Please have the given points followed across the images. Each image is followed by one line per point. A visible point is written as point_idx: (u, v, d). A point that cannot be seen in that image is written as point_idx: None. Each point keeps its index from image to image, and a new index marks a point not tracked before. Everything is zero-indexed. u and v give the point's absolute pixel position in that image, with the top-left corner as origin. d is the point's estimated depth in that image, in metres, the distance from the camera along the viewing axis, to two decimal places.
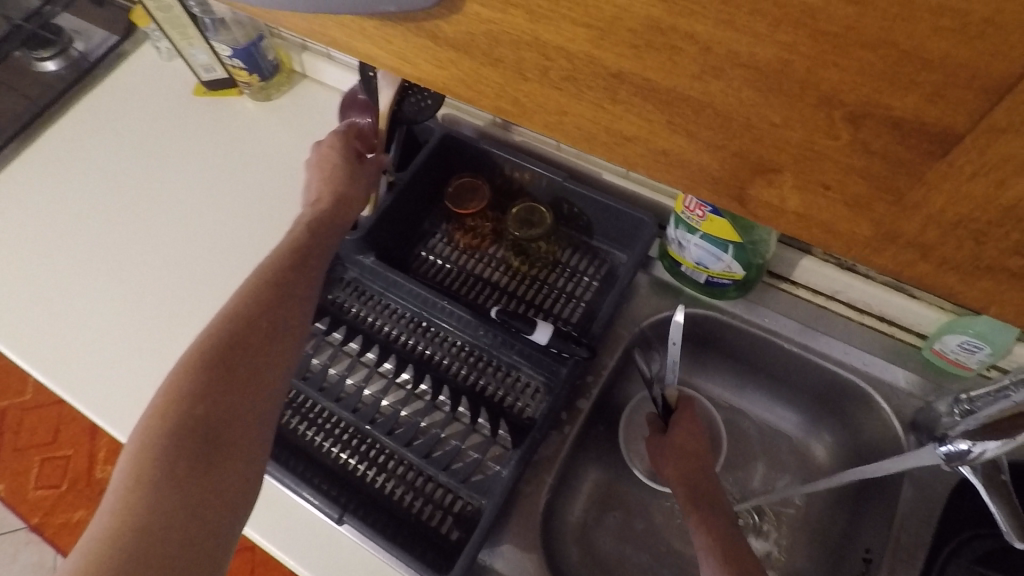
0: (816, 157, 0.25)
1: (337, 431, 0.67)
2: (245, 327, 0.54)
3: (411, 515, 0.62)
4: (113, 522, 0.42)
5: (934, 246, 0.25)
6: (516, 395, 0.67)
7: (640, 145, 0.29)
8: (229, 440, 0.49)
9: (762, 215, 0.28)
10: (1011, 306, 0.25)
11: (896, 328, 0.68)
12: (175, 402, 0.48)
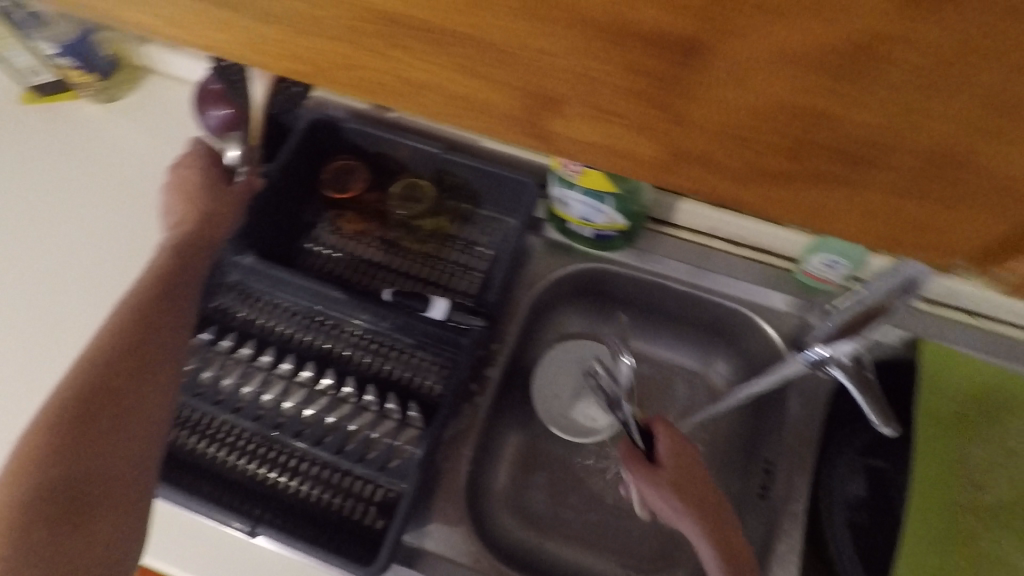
0: (598, 84, 0.23)
1: (242, 443, 0.64)
2: (104, 371, 0.52)
3: (331, 514, 0.60)
4: None
5: (738, 165, 0.24)
6: (422, 374, 0.66)
7: (430, 94, 0.25)
8: (100, 493, 0.49)
9: (567, 155, 0.25)
10: (828, 216, 0.24)
11: (769, 256, 0.73)
12: (34, 461, 0.47)
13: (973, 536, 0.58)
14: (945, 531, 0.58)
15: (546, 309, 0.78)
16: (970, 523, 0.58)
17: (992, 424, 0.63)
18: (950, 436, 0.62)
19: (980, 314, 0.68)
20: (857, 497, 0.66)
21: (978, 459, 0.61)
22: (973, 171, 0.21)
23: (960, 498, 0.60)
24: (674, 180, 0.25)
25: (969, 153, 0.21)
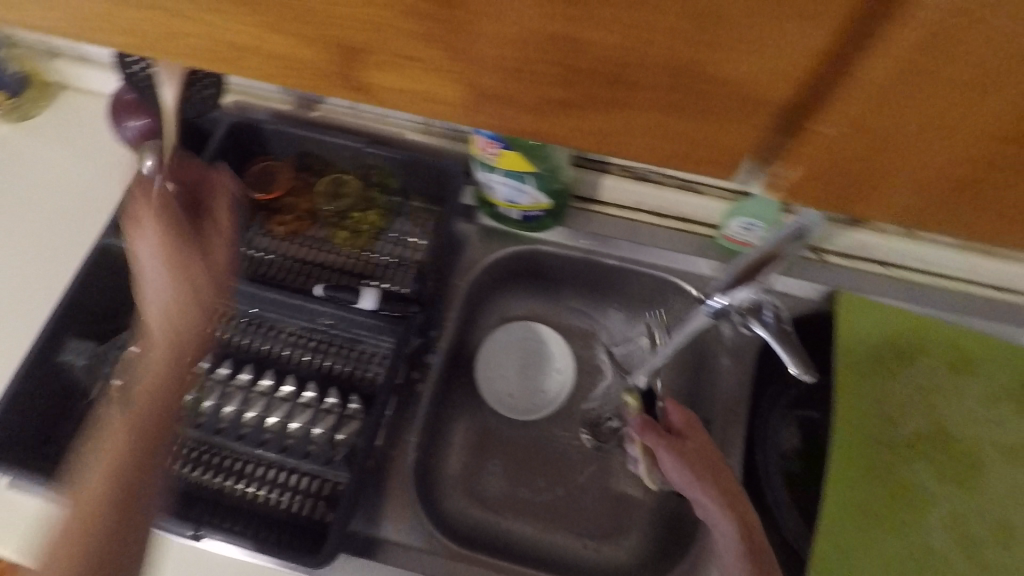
0: (382, 29, 0.22)
1: (183, 451, 0.64)
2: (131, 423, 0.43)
3: (280, 511, 0.61)
4: None
5: (527, 98, 0.23)
6: (362, 366, 0.67)
7: (252, 56, 0.24)
8: None
9: (382, 98, 0.25)
10: (615, 139, 0.24)
11: (693, 224, 0.76)
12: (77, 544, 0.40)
13: (893, 466, 0.63)
14: (865, 465, 0.63)
15: (486, 294, 0.79)
16: (887, 455, 0.63)
17: (903, 363, 0.68)
18: (866, 377, 0.67)
19: (888, 264, 0.74)
20: (789, 445, 0.69)
21: (892, 396, 0.66)
22: (724, 85, 0.21)
23: (878, 436, 0.64)
24: (489, 119, 0.25)
25: (710, 68, 0.20)
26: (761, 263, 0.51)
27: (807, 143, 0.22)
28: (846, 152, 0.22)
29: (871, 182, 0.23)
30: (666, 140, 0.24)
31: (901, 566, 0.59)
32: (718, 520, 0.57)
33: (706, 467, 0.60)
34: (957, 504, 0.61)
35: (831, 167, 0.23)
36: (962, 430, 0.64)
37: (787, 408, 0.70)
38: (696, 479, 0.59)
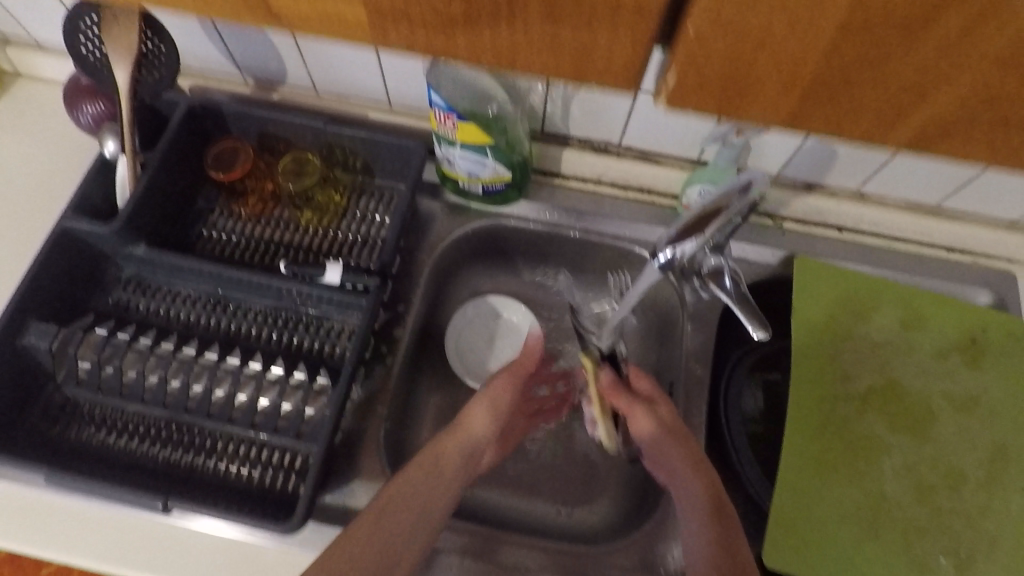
0: None
1: (152, 430, 0.64)
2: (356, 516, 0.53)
3: (252, 487, 0.61)
4: None
5: (416, 11, 0.27)
6: (328, 340, 0.68)
7: None
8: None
9: (287, 16, 0.28)
10: (499, 48, 0.28)
11: (655, 196, 0.77)
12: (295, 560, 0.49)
13: (848, 420, 0.65)
14: (822, 419, 0.65)
15: (454, 270, 0.80)
16: (843, 408, 0.66)
17: (859, 321, 0.70)
18: (822, 335, 0.69)
19: (844, 228, 0.76)
20: (752, 407, 0.71)
21: (847, 353, 0.68)
22: None
23: (835, 391, 0.66)
24: (391, 37, 0.29)
25: None
26: (706, 215, 0.53)
27: (682, 49, 0.26)
28: (715, 61, 0.26)
29: (744, 85, 0.27)
30: (562, 55, 0.28)
31: (856, 511, 0.62)
32: (687, 482, 0.57)
33: (677, 433, 0.60)
34: (909, 452, 0.64)
35: (703, 74, 0.27)
36: (914, 381, 0.67)
37: (748, 371, 0.73)
38: (666, 443, 0.59)
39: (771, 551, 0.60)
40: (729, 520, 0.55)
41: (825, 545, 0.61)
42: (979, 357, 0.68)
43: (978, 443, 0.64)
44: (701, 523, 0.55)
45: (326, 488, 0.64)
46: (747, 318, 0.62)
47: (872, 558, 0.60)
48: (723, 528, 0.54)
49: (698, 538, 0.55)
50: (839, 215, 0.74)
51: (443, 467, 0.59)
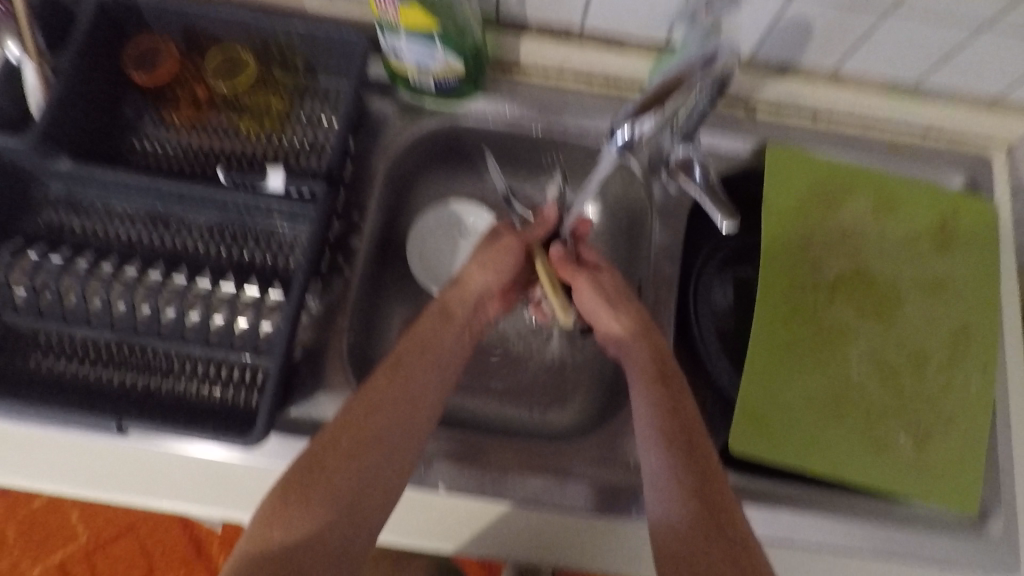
0: None
1: (103, 354, 0.61)
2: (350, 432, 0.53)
3: (213, 404, 0.59)
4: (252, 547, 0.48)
5: None
6: (279, 254, 0.65)
7: None
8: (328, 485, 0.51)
9: None
10: None
11: (620, 87, 0.72)
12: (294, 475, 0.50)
13: (817, 308, 0.65)
14: (790, 310, 0.65)
15: (412, 177, 0.76)
16: (811, 298, 0.65)
17: (830, 210, 0.68)
18: (793, 225, 0.67)
19: (818, 116, 0.72)
20: (722, 302, 0.70)
21: (818, 243, 0.67)
22: None
23: (804, 281, 0.65)
24: None
25: None
26: (664, 88, 0.49)
27: None
28: None
29: None
30: None
31: (821, 396, 0.63)
32: (632, 352, 0.58)
33: (617, 299, 0.61)
34: (875, 338, 0.64)
35: None
36: (883, 268, 0.66)
37: (719, 269, 0.71)
38: (610, 310, 0.61)
39: (738, 439, 0.61)
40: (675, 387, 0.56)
41: (790, 430, 0.62)
42: (949, 241, 0.67)
43: (943, 326, 0.64)
44: (644, 388, 0.56)
45: (292, 402, 0.63)
46: (712, 207, 0.58)
47: (836, 439, 0.62)
48: (667, 394, 0.55)
49: (644, 407, 0.55)
50: (812, 100, 0.70)
51: (437, 343, 0.60)
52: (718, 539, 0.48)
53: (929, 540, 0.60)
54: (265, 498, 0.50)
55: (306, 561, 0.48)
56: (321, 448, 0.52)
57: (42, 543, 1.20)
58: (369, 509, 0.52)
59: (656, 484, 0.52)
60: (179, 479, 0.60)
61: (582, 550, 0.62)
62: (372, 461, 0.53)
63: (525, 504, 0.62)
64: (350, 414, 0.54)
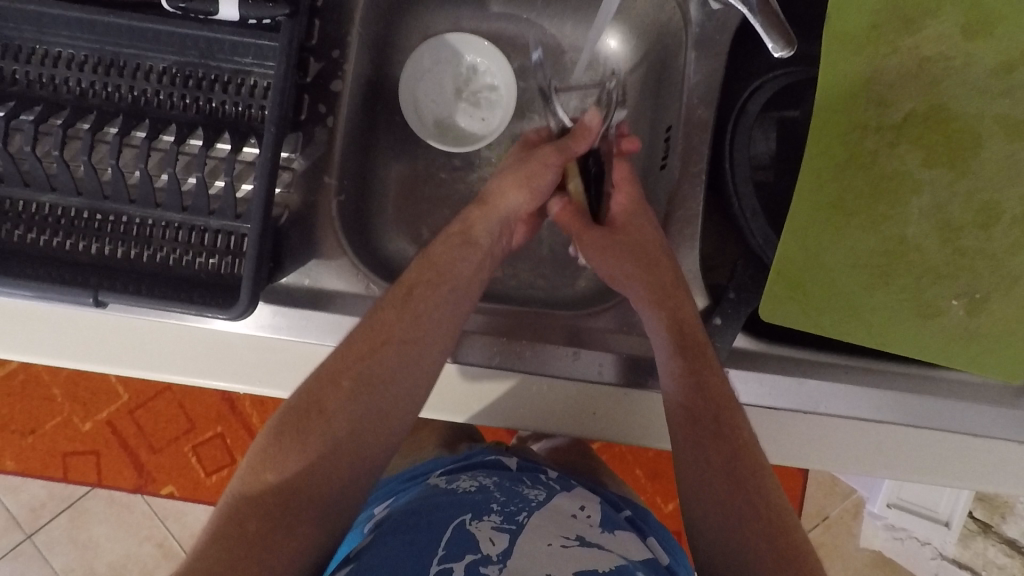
0: None
1: (73, 223, 0.55)
2: (353, 370, 0.50)
3: (200, 275, 0.55)
4: (242, 485, 0.46)
5: None
6: (252, 103, 0.57)
7: None
8: (325, 423, 0.48)
9: None
10: None
11: None
12: (292, 411, 0.49)
13: (877, 154, 0.55)
14: (844, 157, 0.56)
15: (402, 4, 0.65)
16: (871, 142, 0.55)
17: (908, 31, 0.55)
18: (858, 53, 0.55)
19: None
20: (763, 153, 0.61)
21: (888, 73, 0.55)
22: None
23: (865, 122, 0.55)
24: None
25: None
26: None
27: None
28: None
29: None
30: None
31: (870, 258, 0.56)
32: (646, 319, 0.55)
33: (638, 264, 0.57)
34: (943, 189, 0.55)
35: None
36: (965, 104, 0.55)
37: (760, 113, 0.61)
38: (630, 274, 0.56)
39: (771, 305, 0.56)
40: (696, 350, 0.53)
41: (830, 295, 0.56)
42: None
43: None
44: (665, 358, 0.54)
45: (282, 270, 0.58)
46: (765, 34, 0.48)
47: (880, 307, 0.56)
48: (689, 363, 0.53)
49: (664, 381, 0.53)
50: None
51: (449, 276, 0.55)
52: (750, 499, 0.50)
53: (962, 406, 0.58)
54: (260, 434, 0.48)
55: (304, 498, 0.46)
56: (321, 387, 0.49)
57: (84, 400, 1.22)
58: (371, 451, 0.50)
59: (687, 449, 0.52)
60: (175, 349, 0.56)
61: (597, 421, 0.59)
62: (375, 403, 0.50)
63: (539, 375, 0.59)
64: (350, 350, 0.51)
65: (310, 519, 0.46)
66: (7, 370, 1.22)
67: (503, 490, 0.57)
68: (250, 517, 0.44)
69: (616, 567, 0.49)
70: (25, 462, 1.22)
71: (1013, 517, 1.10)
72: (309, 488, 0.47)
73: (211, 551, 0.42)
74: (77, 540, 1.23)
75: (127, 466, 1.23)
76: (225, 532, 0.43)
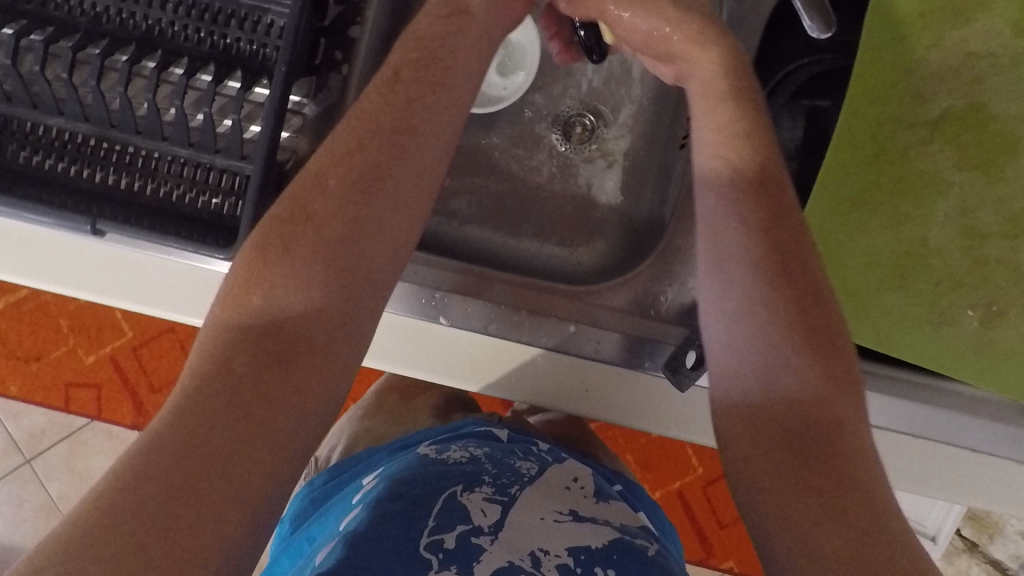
0: None
1: (79, 150, 0.54)
2: (344, 179, 0.47)
3: (201, 213, 0.54)
4: (226, 314, 0.44)
5: None
6: (268, 43, 0.55)
7: None
8: (314, 237, 0.46)
9: None
10: None
11: None
12: (269, 228, 0.46)
13: (906, 150, 0.53)
14: (872, 149, 0.53)
15: None
16: (903, 137, 0.53)
17: (957, 23, 0.52)
18: (900, 42, 0.53)
19: None
20: (788, 140, 0.62)
21: (930, 66, 0.53)
22: None
23: (899, 116, 0.53)
24: None
25: None
26: None
27: None
28: None
29: None
30: None
31: (888, 257, 0.54)
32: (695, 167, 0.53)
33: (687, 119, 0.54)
34: (973, 193, 0.53)
35: None
36: (1009, 106, 0.52)
37: (791, 99, 0.61)
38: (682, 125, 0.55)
39: None
40: (770, 195, 0.50)
41: (842, 294, 0.55)
42: None
43: None
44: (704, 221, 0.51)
45: None
46: (805, 14, 0.50)
47: (894, 309, 0.54)
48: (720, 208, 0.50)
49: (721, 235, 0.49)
50: None
51: (422, 137, 0.49)
52: (801, 364, 0.46)
53: (967, 418, 0.56)
54: (239, 255, 0.46)
55: (304, 329, 0.44)
56: (305, 197, 0.47)
57: (90, 334, 1.23)
58: (373, 265, 0.47)
59: (723, 256, 0.49)
60: (169, 286, 0.56)
61: (590, 399, 0.58)
62: (371, 203, 0.47)
63: (548, 350, 0.58)
64: (336, 160, 0.48)
65: (315, 347, 0.44)
66: (17, 298, 1.23)
67: (494, 462, 0.56)
68: (238, 354, 0.42)
69: (609, 540, 0.49)
70: (28, 389, 1.24)
71: (1001, 538, 1.09)
72: (304, 306, 0.45)
73: (196, 392, 0.40)
74: (74, 470, 1.25)
75: (127, 402, 1.24)
76: (212, 374, 0.41)
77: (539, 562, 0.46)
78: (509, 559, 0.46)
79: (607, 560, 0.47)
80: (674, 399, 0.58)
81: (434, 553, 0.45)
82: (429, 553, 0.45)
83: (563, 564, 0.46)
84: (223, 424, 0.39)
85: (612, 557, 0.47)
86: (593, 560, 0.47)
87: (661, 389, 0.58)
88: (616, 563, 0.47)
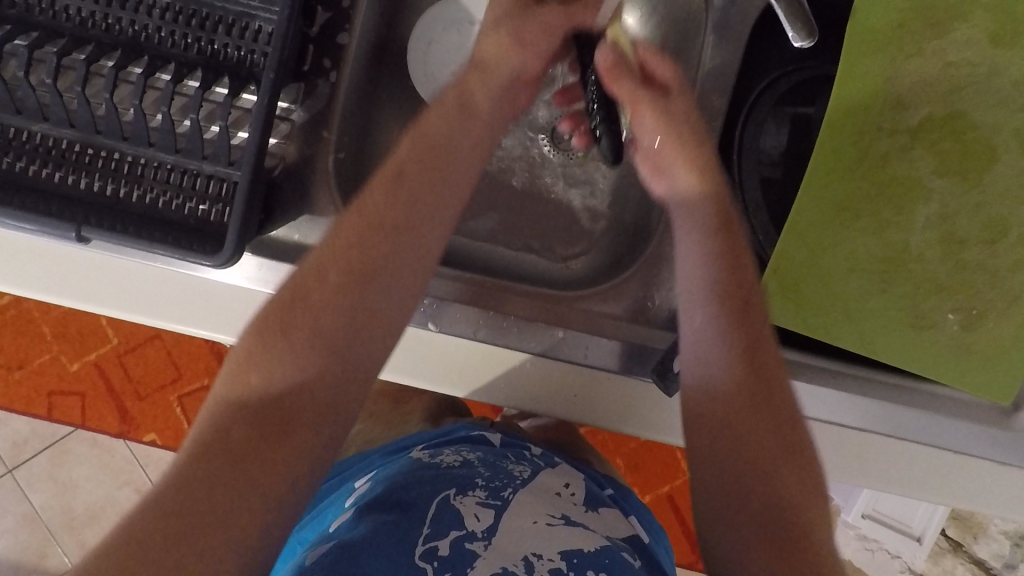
0: None
1: (65, 156, 0.54)
2: (341, 264, 0.46)
3: (186, 219, 0.54)
4: (226, 386, 0.44)
5: None
6: (255, 49, 0.55)
7: None
8: (311, 324, 0.45)
9: None
10: None
11: None
12: (269, 311, 0.46)
13: (888, 156, 0.54)
14: (855, 157, 0.54)
15: None
16: (885, 143, 0.54)
17: (935, 33, 0.53)
18: (881, 51, 0.54)
19: None
20: (772, 147, 0.62)
21: (910, 74, 0.54)
22: None
23: (880, 125, 0.54)
24: None
25: None
26: None
27: None
28: None
29: None
30: None
31: (871, 264, 0.55)
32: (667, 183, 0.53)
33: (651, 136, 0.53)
34: (952, 199, 0.54)
35: None
36: (986, 115, 0.53)
37: (774, 106, 0.62)
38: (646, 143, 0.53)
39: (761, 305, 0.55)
40: None
41: (827, 299, 0.55)
42: None
43: None
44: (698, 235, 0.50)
45: (273, 222, 0.56)
46: (787, 23, 0.51)
47: (877, 313, 0.55)
48: (705, 213, 0.51)
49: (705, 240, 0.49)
50: None
51: (411, 147, 0.49)
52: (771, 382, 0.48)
53: (949, 422, 0.57)
54: (243, 333, 0.46)
55: (298, 406, 0.44)
56: (301, 282, 0.46)
57: (75, 341, 1.22)
58: (366, 348, 0.47)
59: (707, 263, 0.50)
60: (154, 292, 0.55)
61: (582, 405, 0.59)
62: (370, 297, 0.46)
63: (537, 355, 0.58)
64: (333, 235, 0.47)
65: (309, 420, 0.45)
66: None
67: (486, 465, 0.57)
68: (238, 425, 0.43)
69: (600, 545, 0.49)
70: (11, 397, 1.22)
71: (984, 538, 1.10)
72: (301, 386, 0.45)
73: (196, 464, 0.41)
74: (57, 478, 1.23)
75: (112, 409, 1.22)
76: (210, 444, 0.42)
77: (532, 567, 0.46)
78: (502, 564, 0.46)
79: (599, 563, 0.47)
80: (665, 404, 0.59)
81: (429, 561, 0.45)
82: (424, 560, 0.45)
83: (556, 567, 0.46)
84: (219, 496, 0.40)
85: (603, 560, 0.48)
86: (585, 563, 0.47)
87: (652, 394, 0.59)
88: (608, 567, 0.47)
